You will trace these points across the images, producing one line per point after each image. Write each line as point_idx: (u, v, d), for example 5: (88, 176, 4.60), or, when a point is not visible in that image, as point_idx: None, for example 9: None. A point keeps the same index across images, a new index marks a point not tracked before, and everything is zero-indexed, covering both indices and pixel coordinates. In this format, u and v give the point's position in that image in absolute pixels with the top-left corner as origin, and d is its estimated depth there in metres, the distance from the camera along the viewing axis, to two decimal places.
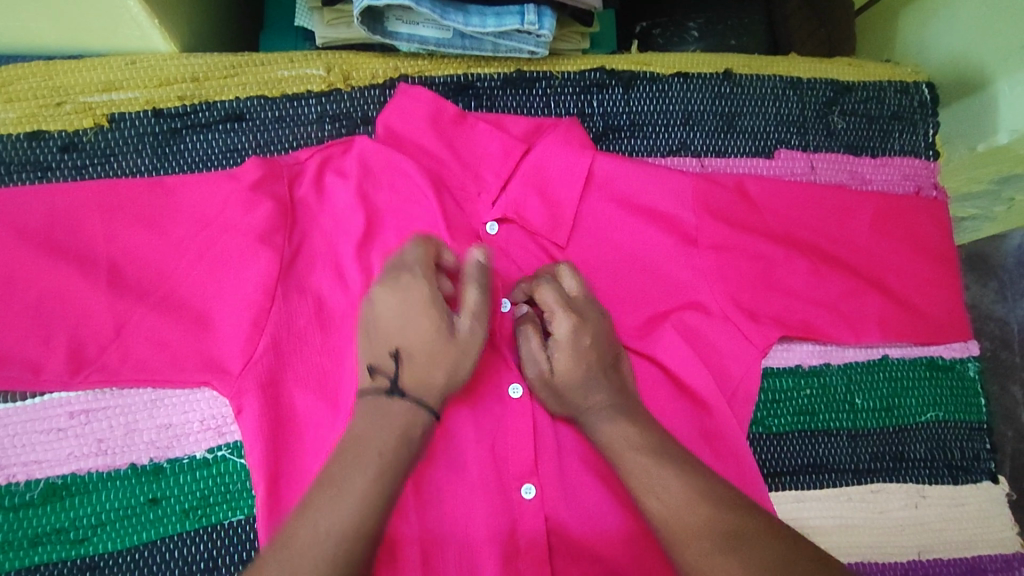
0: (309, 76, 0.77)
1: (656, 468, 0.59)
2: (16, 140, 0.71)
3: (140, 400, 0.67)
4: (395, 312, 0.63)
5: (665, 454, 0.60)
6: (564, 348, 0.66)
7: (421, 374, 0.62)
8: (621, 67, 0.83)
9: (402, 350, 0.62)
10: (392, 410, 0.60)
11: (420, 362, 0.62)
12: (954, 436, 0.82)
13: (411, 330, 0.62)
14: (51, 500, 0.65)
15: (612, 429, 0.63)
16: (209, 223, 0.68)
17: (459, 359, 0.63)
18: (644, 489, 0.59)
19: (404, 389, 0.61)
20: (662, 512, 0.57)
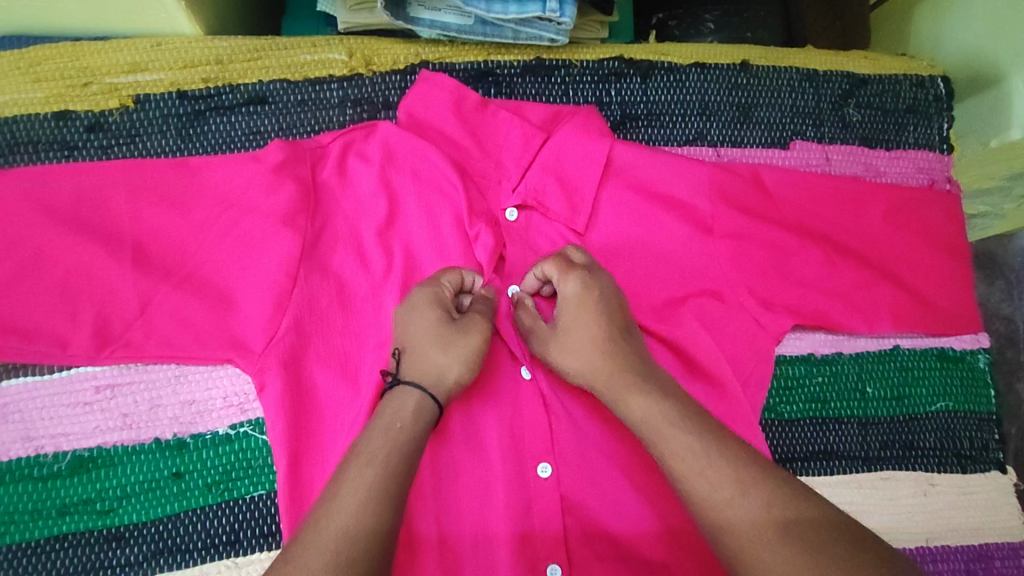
0: (331, 60, 0.78)
1: (673, 435, 0.59)
2: (44, 120, 0.72)
3: (164, 375, 0.68)
4: (401, 314, 0.66)
5: (688, 419, 0.59)
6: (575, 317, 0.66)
7: (420, 364, 0.63)
8: (639, 56, 0.84)
9: (403, 347, 0.64)
10: (395, 399, 0.62)
11: (418, 353, 0.64)
12: (964, 425, 0.83)
13: (412, 327, 0.65)
14: (78, 472, 0.67)
15: (635, 399, 0.62)
16: (233, 204, 0.69)
17: (457, 350, 0.64)
18: (665, 457, 0.59)
19: (403, 378, 0.63)
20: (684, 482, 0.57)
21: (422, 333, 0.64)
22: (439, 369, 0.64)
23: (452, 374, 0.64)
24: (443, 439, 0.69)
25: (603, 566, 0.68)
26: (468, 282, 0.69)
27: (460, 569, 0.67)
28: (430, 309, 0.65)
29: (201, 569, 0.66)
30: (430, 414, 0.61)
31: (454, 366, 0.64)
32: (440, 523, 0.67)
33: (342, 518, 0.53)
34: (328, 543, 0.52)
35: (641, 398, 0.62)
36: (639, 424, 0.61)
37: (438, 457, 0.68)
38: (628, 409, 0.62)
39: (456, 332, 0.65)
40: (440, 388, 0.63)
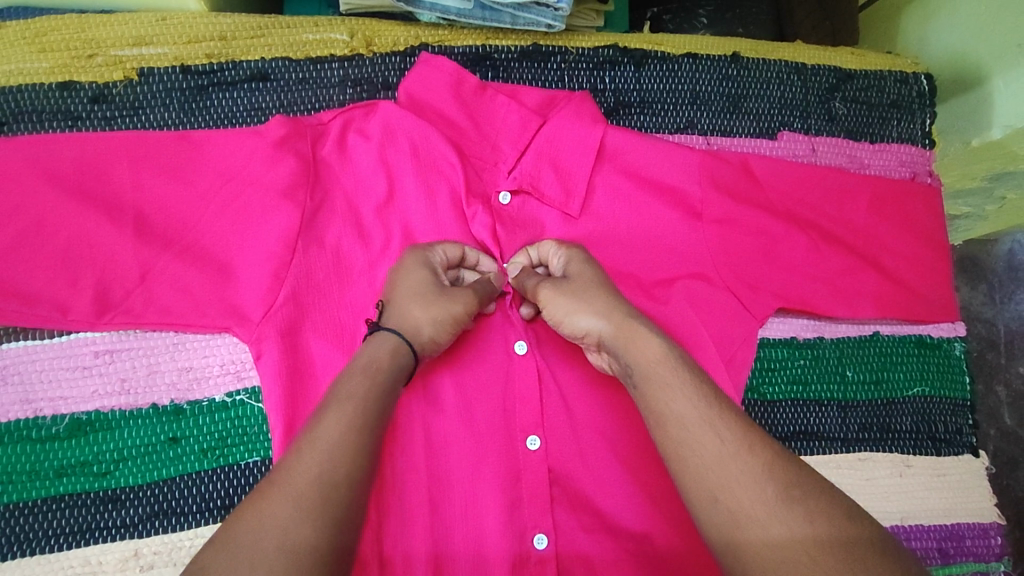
0: (333, 40, 0.79)
1: (679, 382, 0.59)
2: (48, 89, 0.73)
3: (163, 342, 0.70)
4: (394, 272, 0.68)
5: (687, 363, 0.61)
6: (581, 272, 0.68)
7: (401, 315, 0.64)
8: (633, 45, 0.86)
9: (389, 299, 0.66)
10: (374, 343, 0.62)
11: (402, 306, 0.65)
12: (939, 410, 0.86)
13: (401, 283, 0.66)
14: (75, 435, 0.68)
15: (641, 346, 0.62)
16: (234, 177, 0.71)
17: (436, 308, 0.65)
18: (673, 402, 0.58)
19: (383, 326, 0.64)
20: (678, 421, 0.57)
21: (410, 288, 0.66)
22: (423, 322, 0.64)
23: (429, 330, 0.64)
24: (435, 410, 0.71)
25: (588, 536, 0.70)
26: (467, 257, 0.72)
27: (449, 537, 0.68)
28: (424, 272, 0.67)
29: (197, 532, 0.68)
30: (402, 364, 0.61)
31: (432, 322, 0.64)
32: (431, 491, 0.69)
33: (324, 448, 0.53)
34: (309, 472, 0.51)
35: (647, 338, 0.62)
36: (645, 366, 0.61)
37: (430, 428, 0.70)
38: (634, 350, 0.62)
39: (444, 292, 0.66)
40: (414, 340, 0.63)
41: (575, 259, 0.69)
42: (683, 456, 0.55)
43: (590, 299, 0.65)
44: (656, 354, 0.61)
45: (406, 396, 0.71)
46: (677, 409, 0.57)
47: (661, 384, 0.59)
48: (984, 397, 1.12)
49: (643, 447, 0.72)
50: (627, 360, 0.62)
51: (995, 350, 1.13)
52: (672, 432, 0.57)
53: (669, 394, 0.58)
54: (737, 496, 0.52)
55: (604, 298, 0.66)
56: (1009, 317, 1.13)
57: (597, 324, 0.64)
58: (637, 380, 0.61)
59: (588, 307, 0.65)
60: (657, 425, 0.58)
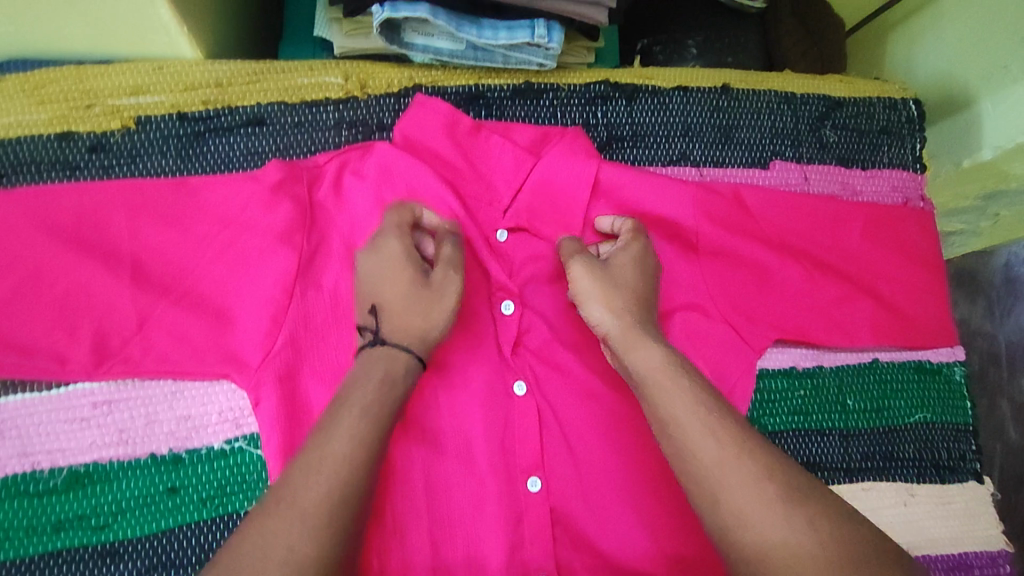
0: (327, 83, 0.80)
1: (675, 386, 0.60)
2: (46, 140, 0.74)
3: (161, 391, 0.70)
4: (377, 268, 0.68)
5: (687, 370, 0.62)
6: (622, 267, 0.70)
7: (401, 323, 0.65)
8: (624, 80, 0.87)
9: (381, 305, 0.66)
10: (378, 358, 0.64)
11: (395, 310, 0.66)
12: (942, 436, 0.86)
13: (387, 282, 0.67)
14: (72, 487, 0.68)
15: (646, 349, 0.63)
16: (231, 222, 0.71)
17: (436, 312, 0.66)
18: (666, 407, 0.60)
19: (385, 339, 0.65)
20: (675, 422, 0.58)
21: (398, 288, 0.66)
22: (420, 322, 0.65)
23: (434, 333, 0.66)
24: (434, 453, 0.70)
25: None
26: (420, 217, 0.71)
27: None
28: (403, 264, 0.67)
29: None
30: (411, 373, 0.64)
31: (437, 324, 0.66)
32: (433, 537, 0.68)
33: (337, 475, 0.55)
34: (319, 491, 0.54)
35: (650, 346, 0.63)
36: (643, 366, 0.63)
37: (430, 470, 0.70)
38: (638, 350, 0.64)
39: (431, 288, 0.67)
40: (422, 344, 0.65)
41: (626, 254, 0.71)
42: (684, 458, 0.57)
43: (615, 297, 0.67)
44: (657, 362, 0.62)
45: (406, 439, 0.70)
46: (674, 411, 0.59)
47: (660, 387, 0.61)
48: (988, 414, 1.12)
49: (645, 485, 0.72)
50: (627, 362, 0.64)
51: (997, 365, 1.13)
52: (671, 436, 0.58)
53: (667, 399, 0.60)
54: (737, 498, 0.54)
55: (626, 298, 0.67)
56: (1010, 330, 1.14)
57: (609, 319, 0.66)
58: (637, 382, 0.63)
59: (608, 301, 0.67)
60: (654, 422, 0.61)
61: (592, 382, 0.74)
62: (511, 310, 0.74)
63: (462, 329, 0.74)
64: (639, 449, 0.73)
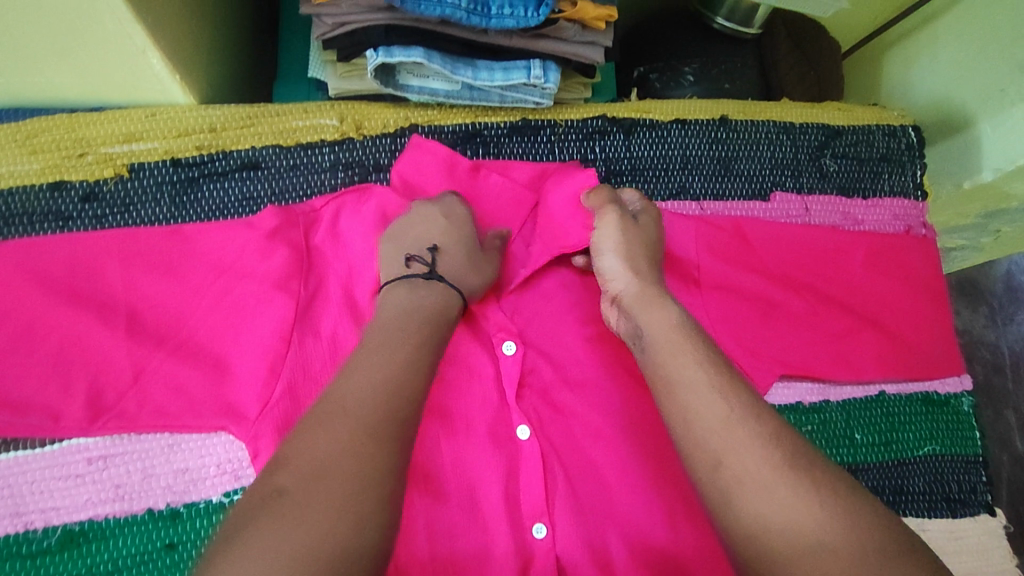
0: (322, 125, 0.79)
1: (687, 348, 0.59)
2: (38, 191, 0.73)
3: (157, 445, 0.69)
4: (441, 221, 0.72)
5: (699, 334, 0.61)
6: (642, 231, 0.72)
7: (457, 270, 0.70)
8: (622, 114, 0.86)
9: (443, 249, 0.70)
10: (431, 289, 0.67)
11: (455, 260, 0.70)
12: (952, 468, 0.84)
13: (455, 237, 0.71)
14: (68, 547, 0.66)
15: (660, 307, 0.63)
16: (227, 270, 0.70)
17: (486, 273, 0.72)
18: (675, 370, 0.58)
19: (442, 276, 0.68)
20: (685, 383, 0.57)
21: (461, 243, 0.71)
22: (473, 278, 0.70)
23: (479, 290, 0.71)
24: (438, 502, 0.69)
25: None
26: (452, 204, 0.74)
27: None
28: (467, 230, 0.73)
29: None
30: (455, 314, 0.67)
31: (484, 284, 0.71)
32: None
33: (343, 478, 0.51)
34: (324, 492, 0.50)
35: (665, 306, 0.63)
36: (655, 325, 0.62)
37: (434, 521, 0.68)
38: (649, 307, 0.64)
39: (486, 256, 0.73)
40: (470, 294, 0.70)
41: (644, 218, 0.74)
42: (693, 428, 0.55)
43: (631, 258, 0.68)
44: (671, 321, 0.62)
45: (408, 488, 0.68)
46: (685, 371, 0.57)
47: (671, 346, 0.60)
48: (993, 423, 1.17)
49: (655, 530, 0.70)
50: (638, 321, 0.63)
51: (1001, 374, 1.19)
52: (677, 397, 0.57)
53: (676, 353, 0.59)
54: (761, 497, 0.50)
55: (644, 260, 0.69)
56: (1012, 339, 1.21)
57: (626, 277, 0.67)
58: (644, 339, 0.62)
59: (629, 260, 0.68)
60: (660, 385, 0.59)
61: (597, 424, 0.72)
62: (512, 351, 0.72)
63: (463, 373, 0.73)
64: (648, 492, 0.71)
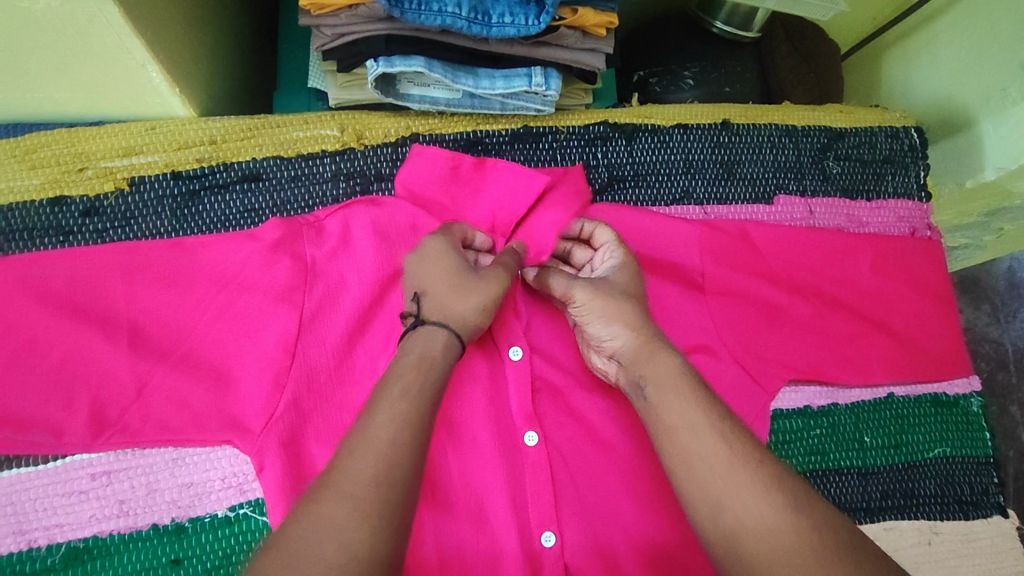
0: (323, 136, 0.79)
1: (685, 395, 0.58)
2: (39, 206, 0.73)
3: (161, 459, 0.68)
4: (421, 259, 0.68)
5: (701, 380, 0.60)
6: (620, 280, 0.69)
7: (443, 305, 0.66)
8: (623, 120, 0.86)
9: (424, 291, 0.67)
10: (423, 335, 0.64)
11: (440, 297, 0.66)
12: (962, 470, 0.84)
13: (433, 274, 0.67)
14: (73, 564, 0.66)
15: (661, 364, 0.61)
16: (229, 282, 0.70)
17: (478, 296, 0.67)
18: (675, 418, 0.57)
19: (426, 319, 0.65)
20: (687, 428, 0.56)
21: (443, 274, 0.67)
22: (465, 308, 0.66)
23: (474, 318, 0.66)
24: (445, 512, 0.68)
25: None
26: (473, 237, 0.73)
27: None
28: (451, 256, 0.68)
29: None
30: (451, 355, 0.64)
31: (478, 309, 0.66)
32: None
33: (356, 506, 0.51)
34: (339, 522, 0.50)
35: (668, 355, 0.62)
36: (658, 380, 0.60)
37: (442, 532, 0.67)
38: (652, 364, 0.61)
39: (475, 277, 0.67)
40: (463, 328, 0.66)
41: (621, 267, 0.70)
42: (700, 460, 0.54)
43: (624, 310, 0.65)
44: (677, 369, 0.61)
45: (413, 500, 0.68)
46: (687, 415, 0.57)
47: (672, 392, 0.59)
48: (999, 419, 1.17)
49: (664, 538, 0.69)
50: (640, 370, 0.62)
51: (1006, 370, 1.19)
52: (677, 440, 0.56)
53: (677, 403, 0.58)
54: (766, 517, 0.50)
55: (634, 308, 0.66)
56: (1016, 335, 1.20)
57: (621, 333, 0.64)
58: (647, 395, 0.60)
59: (619, 314, 0.65)
60: (664, 434, 0.58)
61: (602, 430, 0.72)
62: (520, 355, 0.72)
63: (468, 382, 0.72)
64: (657, 498, 0.70)
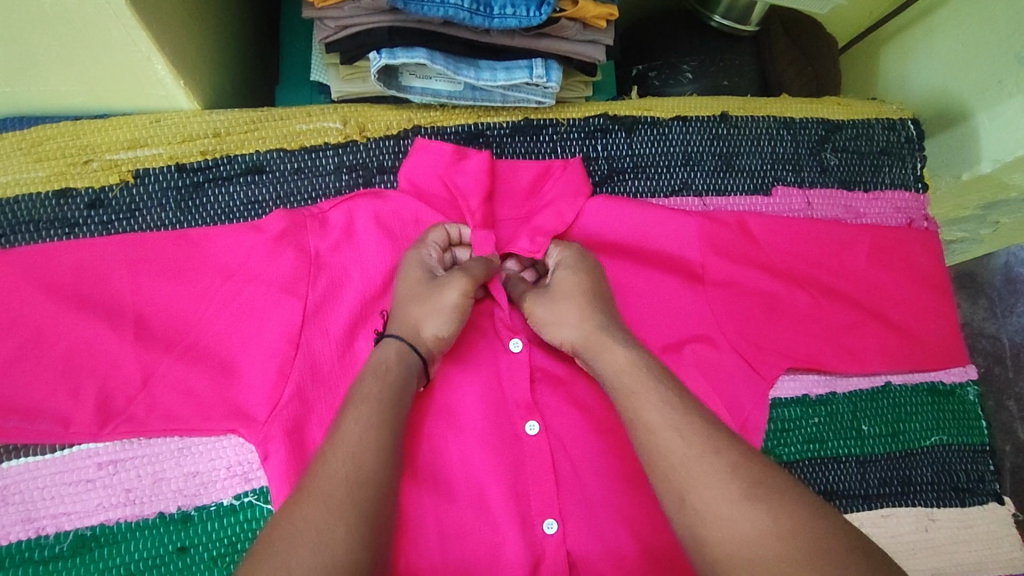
0: (326, 129, 0.80)
1: (638, 393, 0.60)
2: (44, 198, 0.74)
3: (167, 448, 0.69)
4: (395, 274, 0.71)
5: (655, 370, 0.61)
6: (561, 280, 0.70)
7: (402, 318, 0.68)
8: (623, 112, 0.87)
9: (392, 304, 0.69)
10: (383, 347, 0.66)
11: (402, 310, 0.68)
12: (958, 458, 0.85)
13: (400, 288, 0.69)
14: (80, 552, 0.67)
15: (609, 362, 0.63)
16: (233, 273, 0.70)
17: (435, 306, 0.68)
18: (633, 417, 0.59)
19: (388, 332, 0.67)
20: (648, 428, 0.57)
21: (407, 287, 0.69)
22: (423, 320, 0.67)
23: (430, 329, 0.67)
24: (447, 500, 0.69)
25: None
26: (453, 235, 0.74)
27: None
28: (416, 268, 0.70)
29: None
30: (408, 365, 0.65)
31: (435, 319, 0.67)
32: None
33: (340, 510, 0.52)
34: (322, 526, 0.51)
35: (614, 350, 0.64)
36: (609, 381, 0.63)
37: (444, 519, 0.68)
38: (601, 362, 0.64)
39: (436, 286, 0.68)
40: (420, 339, 0.67)
41: (564, 265, 0.71)
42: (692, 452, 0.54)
43: (567, 312, 0.68)
44: (622, 363, 0.63)
45: (417, 489, 0.68)
46: (645, 416, 0.58)
47: (629, 393, 0.60)
48: (996, 413, 1.18)
49: (664, 525, 0.70)
50: (596, 369, 0.65)
51: (1002, 364, 1.20)
52: (642, 438, 0.58)
53: (634, 400, 0.59)
54: (755, 509, 0.50)
55: (575, 306, 0.68)
56: (1013, 330, 1.21)
57: (571, 336, 0.67)
58: (610, 392, 0.63)
59: (562, 318, 0.68)
60: (632, 436, 0.59)
61: (604, 418, 0.73)
62: (522, 345, 0.73)
63: (470, 371, 0.73)
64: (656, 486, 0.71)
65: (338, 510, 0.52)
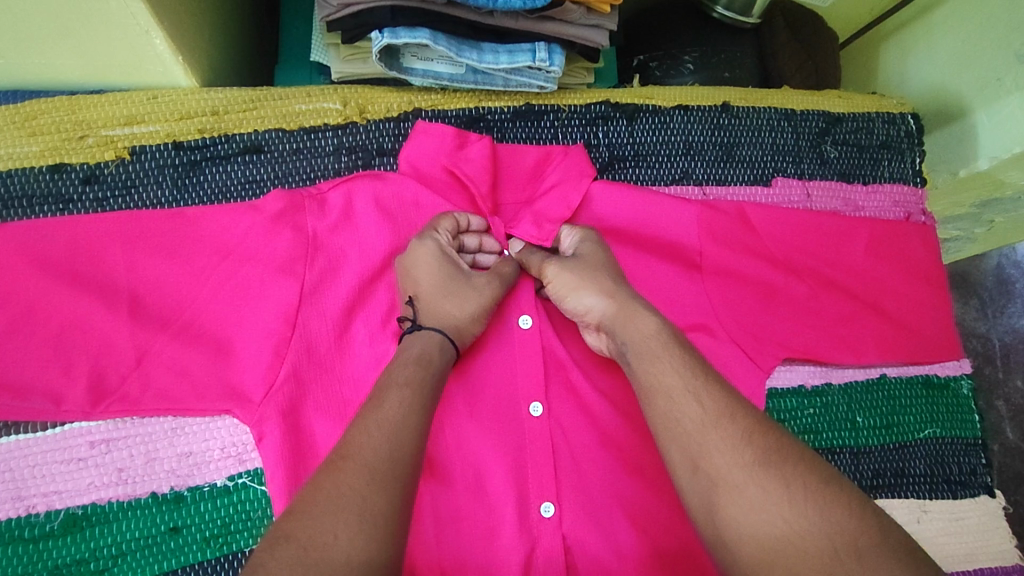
0: (326, 109, 0.79)
1: (660, 360, 0.59)
2: (39, 173, 0.73)
3: (160, 428, 0.68)
4: (408, 262, 0.69)
5: (678, 340, 0.61)
6: (589, 255, 0.70)
7: (437, 311, 0.67)
8: (624, 100, 0.87)
9: (417, 294, 0.68)
10: (418, 339, 0.65)
11: (433, 302, 0.67)
12: (951, 451, 0.85)
13: (423, 277, 0.68)
14: (71, 531, 0.66)
15: (636, 329, 0.62)
16: (229, 252, 0.70)
17: (469, 300, 0.68)
18: (651, 384, 0.59)
19: (423, 324, 0.66)
20: (662, 393, 0.57)
21: (433, 278, 0.68)
22: (459, 313, 0.67)
23: (467, 322, 0.68)
24: (443, 482, 0.69)
25: None
26: (460, 223, 0.73)
27: None
28: (436, 256, 0.68)
29: None
30: (451, 358, 0.65)
31: (470, 312, 0.68)
32: (443, 570, 0.66)
33: (354, 485, 0.51)
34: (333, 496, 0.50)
35: (644, 317, 0.63)
36: (636, 345, 0.62)
37: (440, 501, 0.68)
38: (628, 329, 0.63)
39: (463, 279, 0.69)
40: (457, 333, 0.67)
41: (588, 244, 0.71)
42: (690, 438, 0.54)
43: (595, 282, 0.67)
44: (650, 330, 0.62)
45: None
46: (664, 381, 0.58)
47: (652, 357, 0.60)
48: (986, 413, 1.19)
49: (658, 511, 0.70)
50: (622, 337, 0.63)
51: (993, 364, 1.21)
52: (655, 402, 0.58)
53: (656, 366, 0.59)
54: (757, 493, 0.50)
55: (604, 279, 0.67)
56: (1004, 331, 1.22)
57: (599, 305, 0.66)
58: (630, 356, 0.62)
59: (591, 287, 0.67)
60: (644, 400, 0.59)
61: (602, 406, 0.73)
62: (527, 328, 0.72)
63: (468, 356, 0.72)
64: (652, 473, 0.71)
65: (343, 481, 0.51)
